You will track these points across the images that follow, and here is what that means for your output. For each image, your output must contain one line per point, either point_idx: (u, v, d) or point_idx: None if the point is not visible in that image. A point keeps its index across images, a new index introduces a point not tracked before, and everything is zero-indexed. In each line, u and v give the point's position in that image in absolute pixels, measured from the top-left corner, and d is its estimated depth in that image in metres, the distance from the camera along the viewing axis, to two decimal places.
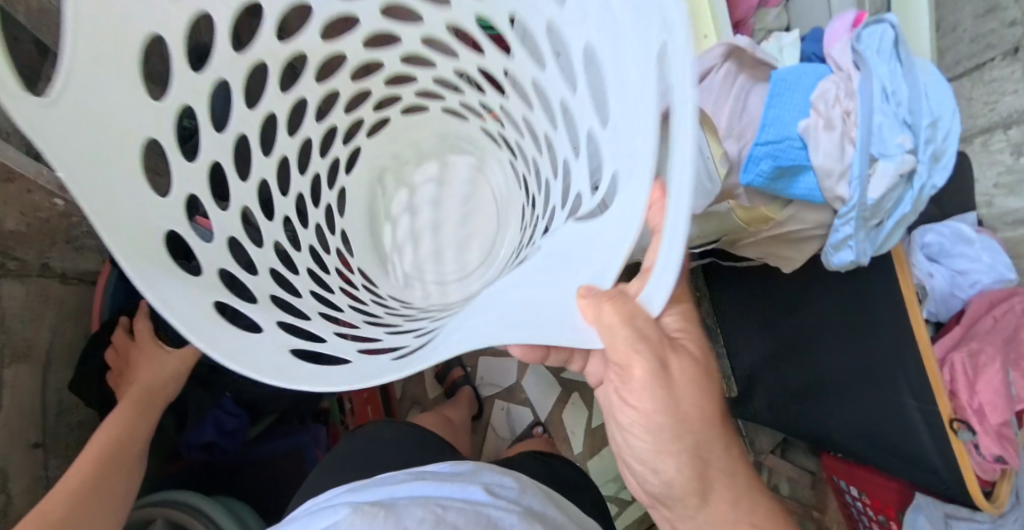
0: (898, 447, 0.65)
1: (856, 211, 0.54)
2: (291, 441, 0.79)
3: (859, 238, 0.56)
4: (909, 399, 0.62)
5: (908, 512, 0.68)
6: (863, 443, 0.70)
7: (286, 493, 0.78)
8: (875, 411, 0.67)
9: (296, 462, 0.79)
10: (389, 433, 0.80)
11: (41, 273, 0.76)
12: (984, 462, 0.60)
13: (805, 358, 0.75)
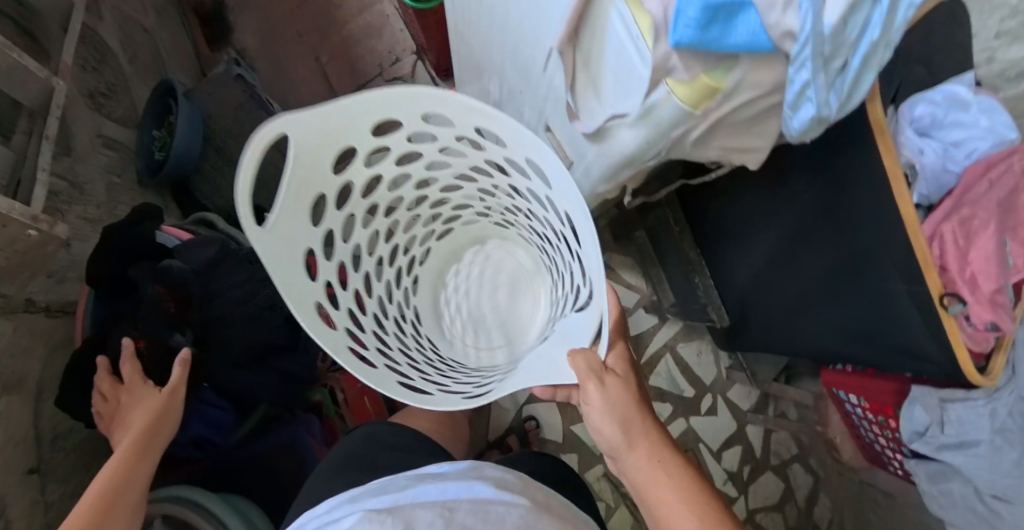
0: (904, 340, 0.59)
1: (800, 71, 0.32)
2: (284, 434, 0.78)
3: (844, 70, 0.33)
4: (898, 282, 0.54)
5: (905, 405, 0.71)
6: (877, 342, 0.63)
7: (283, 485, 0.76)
8: (876, 305, 0.59)
9: (289, 455, 0.77)
10: (387, 432, 0.79)
11: (27, 308, 0.78)
12: (980, 332, 0.55)
13: (800, 260, 0.67)
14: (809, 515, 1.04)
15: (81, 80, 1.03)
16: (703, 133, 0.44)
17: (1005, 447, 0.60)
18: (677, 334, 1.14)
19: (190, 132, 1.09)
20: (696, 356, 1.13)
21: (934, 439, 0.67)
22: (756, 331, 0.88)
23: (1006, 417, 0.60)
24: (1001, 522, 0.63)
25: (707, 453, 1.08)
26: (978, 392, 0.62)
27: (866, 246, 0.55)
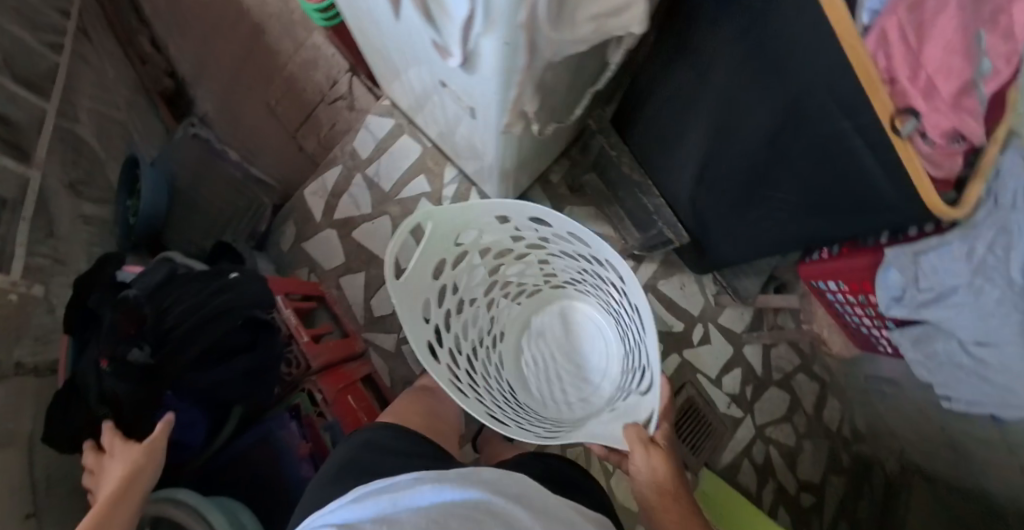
0: (861, 191, 0.53)
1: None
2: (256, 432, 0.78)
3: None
4: (844, 120, 0.47)
5: (880, 272, 0.68)
6: (846, 204, 0.56)
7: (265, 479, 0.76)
8: (820, 156, 0.53)
9: (265, 450, 0.78)
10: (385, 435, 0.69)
11: (16, 371, 0.82)
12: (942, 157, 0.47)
13: (735, 145, 0.61)
14: (819, 420, 1.08)
15: (57, 170, 1.08)
16: (556, 10, 0.39)
17: (980, 288, 0.56)
18: (658, 270, 1.04)
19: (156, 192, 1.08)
20: (679, 291, 1.04)
21: (910, 299, 0.65)
22: (729, 248, 0.81)
23: (981, 256, 0.56)
24: (987, 370, 0.59)
25: (706, 381, 1.03)
26: (948, 236, 0.59)
27: (792, 105, 0.49)
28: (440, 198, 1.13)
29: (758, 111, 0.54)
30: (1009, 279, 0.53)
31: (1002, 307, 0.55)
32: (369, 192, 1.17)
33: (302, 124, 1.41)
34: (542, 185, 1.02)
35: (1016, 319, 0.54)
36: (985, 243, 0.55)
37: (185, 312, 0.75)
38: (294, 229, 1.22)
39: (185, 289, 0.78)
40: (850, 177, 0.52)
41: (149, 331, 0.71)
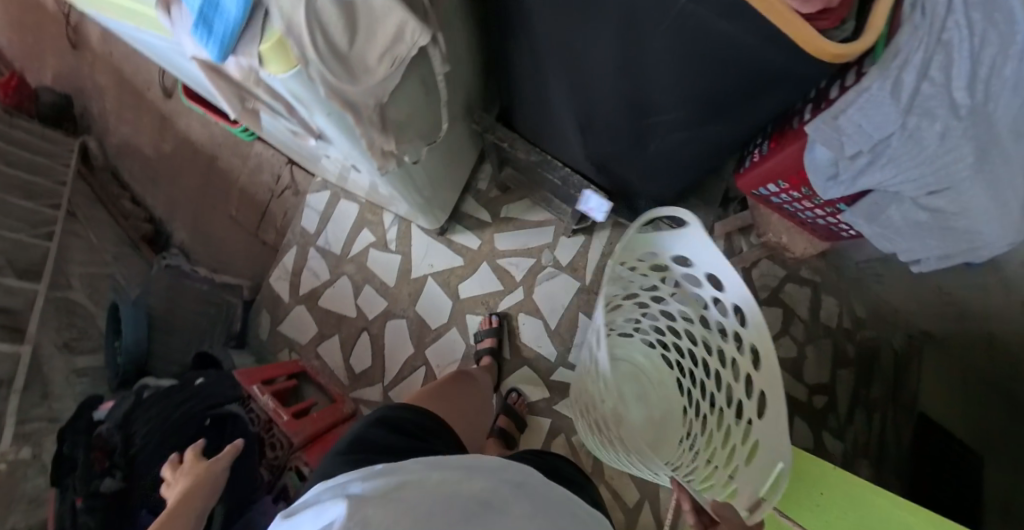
0: (740, 82, 0.36)
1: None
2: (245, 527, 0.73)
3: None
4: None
5: (808, 151, 0.52)
6: (739, 118, 0.43)
7: None
8: (669, 70, 0.37)
9: None
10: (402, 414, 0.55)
11: None
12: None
13: (592, 92, 0.46)
14: (818, 321, 1.00)
15: (49, 334, 1.07)
16: (342, 66, 0.37)
17: (920, 128, 0.43)
18: (613, 235, 0.99)
19: (136, 329, 1.04)
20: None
21: (848, 175, 0.50)
22: (654, 198, 0.68)
23: (918, 85, 0.41)
24: (944, 219, 0.51)
25: None
26: (865, 79, 0.42)
27: (621, 17, 0.34)
28: (386, 243, 1.13)
29: (592, 46, 0.39)
30: (950, 103, 0.41)
31: (950, 140, 0.43)
32: (324, 260, 1.19)
33: (260, 222, 1.43)
34: (473, 195, 1.05)
35: (969, 150, 0.43)
36: (915, 67, 0.40)
37: (150, 432, 0.76)
38: (268, 318, 1.24)
39: (151, 410, 0.79)
40: (728, 68, 0.34)
41: (119, 456, 0.74)
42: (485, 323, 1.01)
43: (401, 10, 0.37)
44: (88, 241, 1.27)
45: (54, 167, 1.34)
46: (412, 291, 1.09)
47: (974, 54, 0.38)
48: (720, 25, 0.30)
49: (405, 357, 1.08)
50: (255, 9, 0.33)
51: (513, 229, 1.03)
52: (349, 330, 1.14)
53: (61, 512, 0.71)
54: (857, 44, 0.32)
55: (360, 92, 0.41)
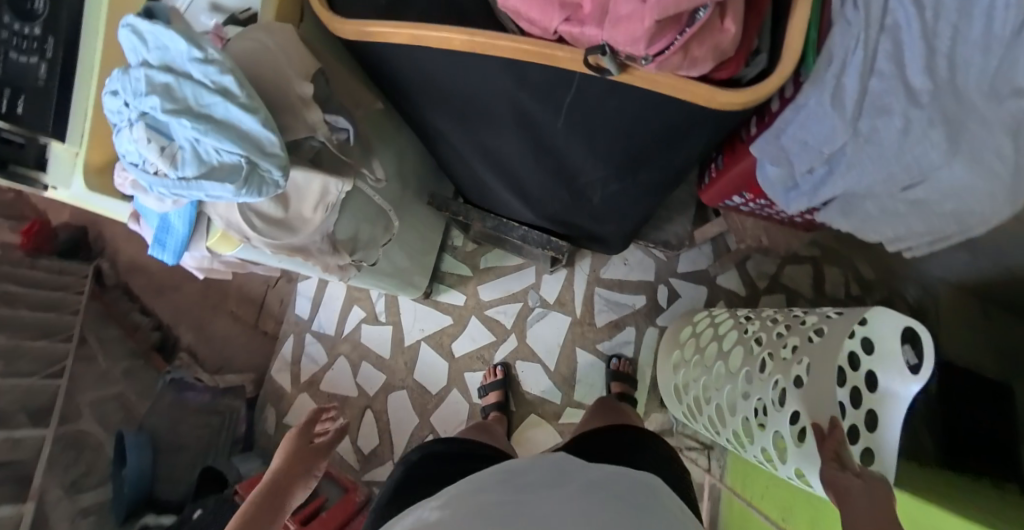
0: (647, 139, 0.34)
1: (211, 198, 0.31)
2: None
3: (248, 151, 0.29)
4: (566, 96, 0.29)
5: (760, 169, 0.46)
6: (668, 168, 0.41)
7: None
8: (579, 140, 0.35)
9: None
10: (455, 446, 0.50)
11: None
12: (693, 58, 0.23)
13: (517, 170, 0.44)
14: (823, 295, 0.89)
15: (57, 478, 1.03)
16: (275, 222, 0.38)
17: (876, 129, 0.37)
18: (593, 261, 0.98)
19: (140, 455, 1.08)
20: (623, 267, 0.97)
21: (807, 183, 0.44)
22: (607, 236, 0.64)
23: (863, 86, 0.36)
24: (929, 207, 0.44)
25: None
26: (803, 93, 0.38)
27: (513, 111, 0.33)
28: (376, 316, 1.12)
29: (501, 134, 0.37)
30: (907, 88, 0.35)
31: (915, 133, 0.36)
32: (320, 344, 1.17)
33: (258, 314, 1.35)
34: (450, 253, 1.04)
35: (942, 140, 0.36)
36: (856, 68, 0.35)
37: None
38: (273, 413, 1.25)
39: None
40: (631, 127, 0.32)
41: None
42: (491, 375, 0.98)
43: (320, 176, 0.38)
44: (100, 367, 1.20)
45: (64, 299, 1.21)
46: (407, 360, 1.08)
47: (925, 34, 0.33)
48: (599, 90, 0.28)
49: (411, 429, 1.06)
50: (198, 219, 0.38)
51: (495, 279, 1.01)
52: (354, 410, 1.12)
53: None
54: (766, 83, 0.29)
55: (306, 236, 0.41)
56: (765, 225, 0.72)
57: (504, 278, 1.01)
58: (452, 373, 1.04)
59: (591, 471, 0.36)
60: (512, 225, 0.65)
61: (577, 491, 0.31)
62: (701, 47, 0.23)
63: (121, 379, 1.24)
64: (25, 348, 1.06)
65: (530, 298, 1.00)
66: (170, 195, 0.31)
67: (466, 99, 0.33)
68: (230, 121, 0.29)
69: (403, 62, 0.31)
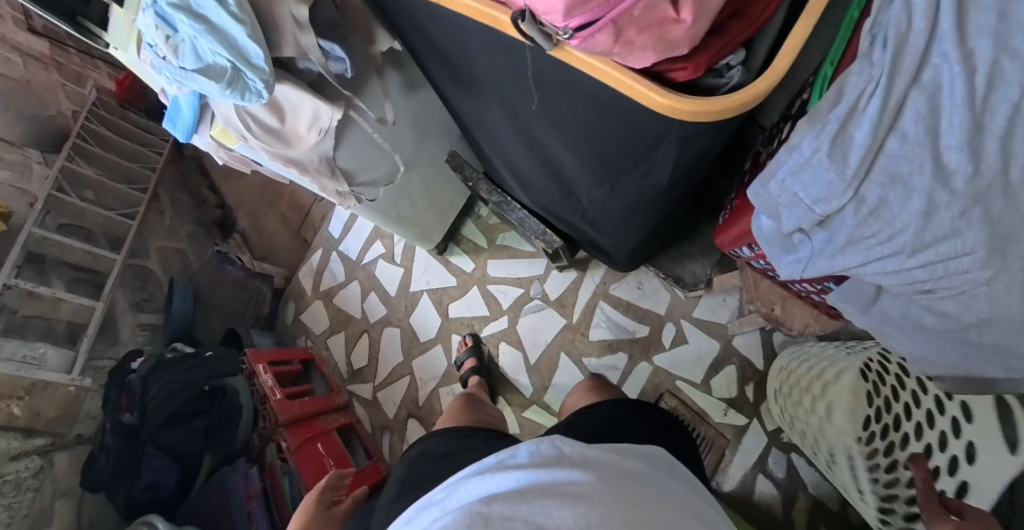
0: (610, 131, 0.42)
1: (203, 90, 0.43)
2: (219, 477, 0.87)
3: (233, 56, 0.41)
4: (529, 68, 0.40)
5: (756, 220, 0.46)
6: (641, 184, 0.49)
7: (216, 515, 0.84)
8: (578, 127, 0.44)
9: (221, 490, 0.86)
10: (438, 442, 0.56)
11: (78, 441, 1.00)
12: (627, 40, 0.27)
13: (542, 147, 0.54)
14: None
15: (124, 295, 1.33)
16: (268, 138, 0.54)
17: (885, 201, 0.34)
18: (605, 274, 0.98)
19: (183, 300, 1.28)
20: (636, 290, 0.96)
21: (801, 245, 0.42)
22: (606, 245, 0.73)
23: (878, 141, 0.33)
24: (955, 326, 0.37)
25: (688, 388, 0.89)
26: (796, 135, 0.37)
27: (506, 84, 0.46)
28: (393, 256, 1.21)
29: (520, 99, 0.47)
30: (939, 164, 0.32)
31: (937, 219, 0.32)
32: (342, 264, 1.29)
33: (302, 222, 1.50)
34: (474, 220, 1.11)
35: (977, 242, 0.31)
36: (869, 120, 0.33)
37: (160, 390, 0.89)
38: (293, 308, 1.37)
39: (173, 370, 0.92)
40: (609, 114, 0.39)
41: (137, 400, 0.90)
42: (462, 344, 1.04)
43: (310, 99, 0.52)
44: (167, 222, 1.54)
45: (147, 154, 1.62)
46: (407, 304, 1.16)
47: (971, 100, 0.30)
48: (561, 74, 0.37)
49: (393, 365, 1.13)
50: (204, 111, 0.57)
51: (501, 256, 1.07)
52: (356, 332, 1.22)
53: (109, 417, 0.90)
54: (734, 97, 0.32)
55: (300, 152, 0.58)
56: (783, 294, 0.71)
57: (513, 261, 1.06)
58: (444, 332, 1.09)
59: (626, 459, 0.33)
60: (513, 208, 0.78)
61: (622, 489, 0.28)
62: (641, 34, 0.27)
63: (184, 238, 1.56)
64: (109, 188, 1.43)
65: (534, 287, 1.03)
66: (173, 79, 0.45)
67: (464, 63, 0.48)
68: (222, 27, 0.41)
69: (443, 25, 0.43)
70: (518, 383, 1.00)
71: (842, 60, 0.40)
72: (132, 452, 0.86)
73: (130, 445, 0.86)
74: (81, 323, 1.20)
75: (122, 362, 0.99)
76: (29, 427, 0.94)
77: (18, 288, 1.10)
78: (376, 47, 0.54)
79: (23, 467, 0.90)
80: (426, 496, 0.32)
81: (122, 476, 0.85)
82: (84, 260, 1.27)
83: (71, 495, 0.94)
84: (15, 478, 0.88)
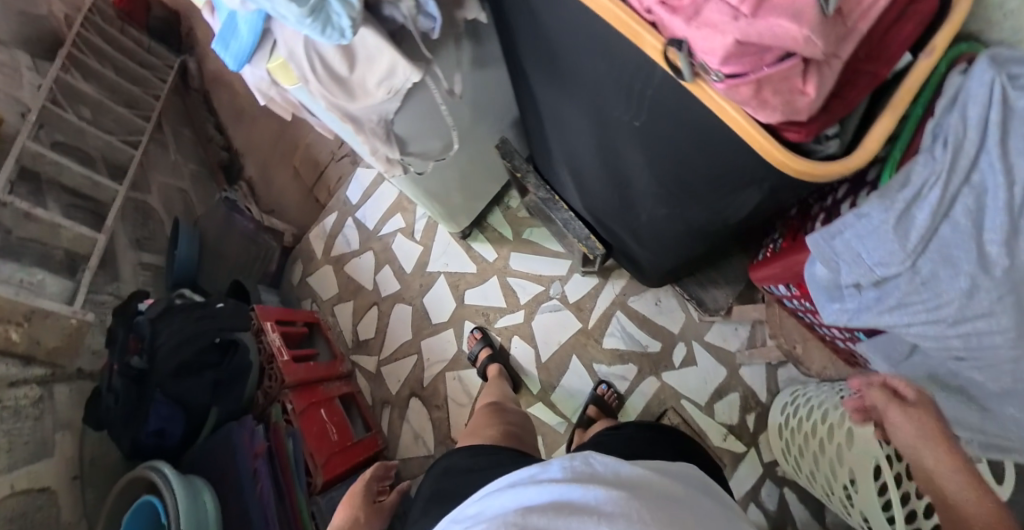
0: (704, 170, 0.43)
1: (278, 12, 0.42)
2: (222, 432, 0.84)
3: None
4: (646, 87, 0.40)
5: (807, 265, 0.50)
6: (714, 216, 0.51)
7: (217, 472, 0.82)
8: (670, 154, 0.46)
9: (226, 447, 0.83)
10: (464, 458, 0.59)
11: (78, 375, 0.99)
12: (763, 100, 0.29)
13: (620, 163, 0.55)
14: None
15: (126, 230, 1.32)
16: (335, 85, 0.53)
17: (936, 274, 0.39)
18: (626, 284, 1.00)
19: (187, 247, 1.27)
20: (653, 306, 0.98)
21: (850, 298, 0.46)
22: (650, 259, 0.76)
23: (934, 226, 0.37)
24: (983, 385, 0.43)
25: (692, 409, 0.91)
26: (865, 204, 0.40)
27: (610, 98, 0.46)
28: (412, 232, 1.20)
29: (618, 114, 0.47)
30: (980, 254, 0.37)
31: (976, 298, 0.38)
32: (357, 232, 1.28)
33: (315, 182, 1.55)
34: (501, 209, 1.11)
35: (1008, 319, 0.37)
36: (929, 206, 0.37)
37: (169, 336, 0.87)
38: (300, 268, 1.35)
39: (181, 319, 0.91)
40: (710, 149, 0.39)
41: (145, 343, 0.88)
42: (473, 337, 1.04)
43: (391, 61, 0.51)
44: (170, 158, 1.58)
45: (148, 78, 1.63)
46: (422, 283, 1.15)
47: (1011, 206, 0.34)
48: (677, 102, 0.38)
49: (401, 341, 1.13)
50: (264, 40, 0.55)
51: (524, 250, 1.08)
52: (367, 303, 1.21)
53: (111, 359, 0.87)
54: (841, 164, 0.33)
55: (361, 106, 0.57)
56: (806, 335, 0.73)
57: (536, 257, 1.07)
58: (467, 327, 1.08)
59: (663, 482, 0.33)
60: (558, 208, 0.80)
61: (663, 510, 0.28)
62: (775, 96, 0.29)
63: (185, 179, 1.59)
64: (113, 111, 1.43)
65: (552, 287, 1.04)
66: None
67: (570, 62, 0.47)
68: None
69: (558, 20, 0.43)
70: (535, 379, 1.01)
71: (913, 146, 0.40)
72: (138, 395, 0.84)
73: (136, 389, 0.84)
74: (80, 253, 1.16)
75: (127, 302, 0.96)
76: (29, 355, 0.90)
77: (13, 207, 1.05)
78: (462, 12, 0.53)
79: (22, 395, 0.87)
80: (464, 508, 0.34)
81: (127, 422, 0.83)
82: (84, 186, 1.24)
83: (71, 429, 0.92)
84: (15, 405, 0.86)
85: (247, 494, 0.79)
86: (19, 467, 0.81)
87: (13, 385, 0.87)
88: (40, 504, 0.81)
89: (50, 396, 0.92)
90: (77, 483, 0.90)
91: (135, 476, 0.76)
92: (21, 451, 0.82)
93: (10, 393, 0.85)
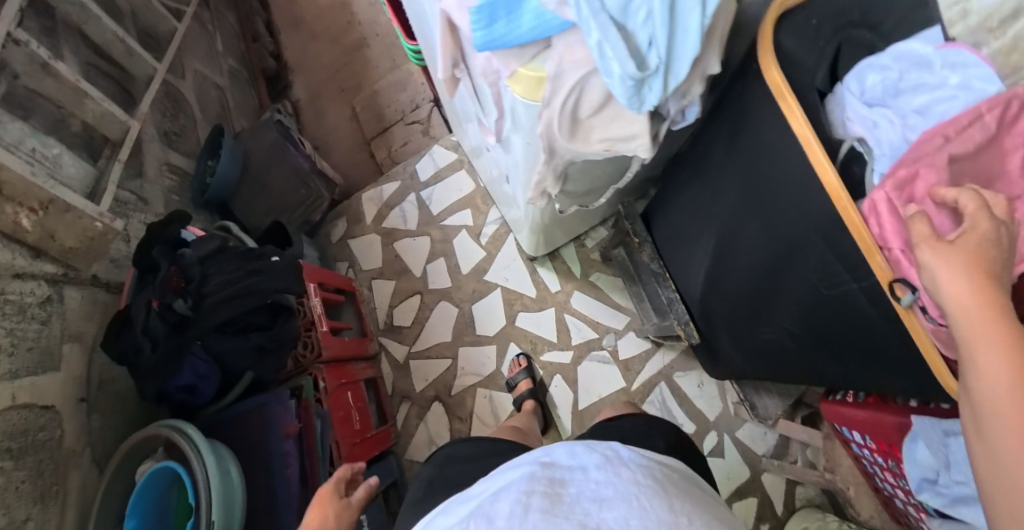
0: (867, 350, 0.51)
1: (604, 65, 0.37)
2: (258, 402, 0.79)
3: (666, 64, 0.37)
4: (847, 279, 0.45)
5: (909, 441, 0.58)
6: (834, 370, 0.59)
7: (246, 445, 0.78)
8: (848, 323, 0.50)
9: (261, 419, 0.79)
10: (465, 447, 0.59)
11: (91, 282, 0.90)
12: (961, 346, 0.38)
13: (775, 295, 0.59)
14: None
15: (154, 119, 1.12)
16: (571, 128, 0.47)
17: None
18: (676, 358, 1.02)
19: (230, 162, 1.14)
20: (696, 388, 1.00)
21: (946, 487, 0.54)
22: (737, 358, 0.79)
23: None
24: None
25: None
26: None
27: (800, 263, 0.51)
28: (479, 233, 1.16)
29: (804, 274, 0.52)
30: None
31: None
32: (417, 211, 1.22)
33: (375, 136, 1.46)
34: (577, 246, 1.09)
35: None
36: None
37: (221, 286, 0.80)
38: (343, 227, 1.28)
39: (234, 267, 0.82)
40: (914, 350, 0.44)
41: (190, 283, 0.79)
42: (516, 364, 1.03)
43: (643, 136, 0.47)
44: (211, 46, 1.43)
45: None
46: (475, 289, 1.12)
47: None
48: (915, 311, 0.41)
49: (438, 341, 1.10)
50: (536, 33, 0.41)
51: (588, 293, 1.07)
52: (410, 289, 1.16)
53: (143, 295, 0.76)
54: None
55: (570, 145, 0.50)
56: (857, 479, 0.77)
57: (599, 304, 1.06)
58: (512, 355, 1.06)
59: (642, 466, 0.35)
60: (667, 287, 0.85)
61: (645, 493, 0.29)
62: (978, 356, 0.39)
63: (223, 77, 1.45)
64: None
65: (607, 338, 1.04)
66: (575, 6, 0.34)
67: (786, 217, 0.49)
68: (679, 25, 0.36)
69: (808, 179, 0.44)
70: (568, 423, 1.01)
71: None
72: (175, 345, 0.74)
73: (176, 338, 0.74)
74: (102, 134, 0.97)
75: (163, 221, 0.85)
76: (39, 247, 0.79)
77: (27, 49, 0.80)
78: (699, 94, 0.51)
79: (29, 292, 0.77)
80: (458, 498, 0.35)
81: (156, 371, 0.73)
82: (110, 46, 1.02)
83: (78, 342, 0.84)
84: (20, 301, 0.75)
85: (277, 476, 0.75)
86: (22, 376, 0.72)
87: (28, 279, 0.77)
88: (43, 424, 0.73)
89: (59, 298, 0.83)
90: (83, 406, 0.82)
91: (163, 433, 0.70)
92: (24, 358, 0.73)
93: (22, 287, 0.76)
